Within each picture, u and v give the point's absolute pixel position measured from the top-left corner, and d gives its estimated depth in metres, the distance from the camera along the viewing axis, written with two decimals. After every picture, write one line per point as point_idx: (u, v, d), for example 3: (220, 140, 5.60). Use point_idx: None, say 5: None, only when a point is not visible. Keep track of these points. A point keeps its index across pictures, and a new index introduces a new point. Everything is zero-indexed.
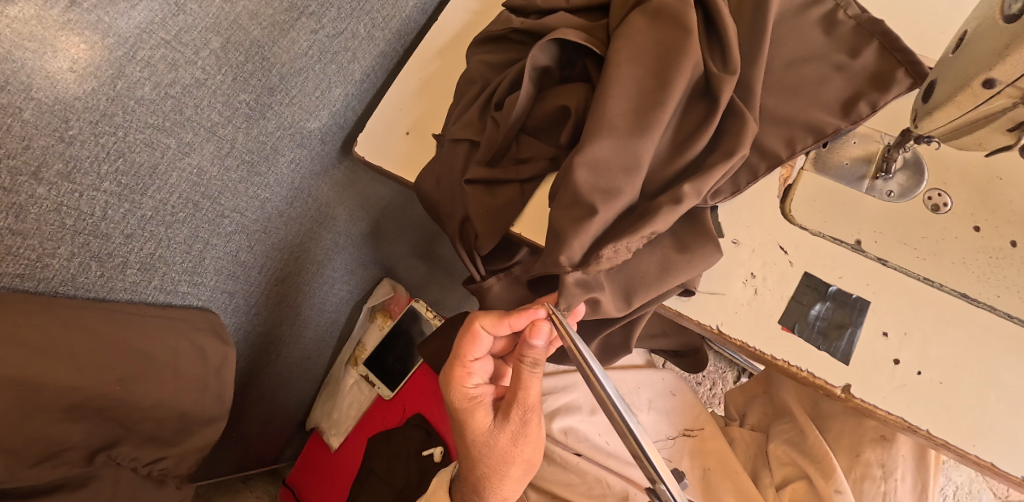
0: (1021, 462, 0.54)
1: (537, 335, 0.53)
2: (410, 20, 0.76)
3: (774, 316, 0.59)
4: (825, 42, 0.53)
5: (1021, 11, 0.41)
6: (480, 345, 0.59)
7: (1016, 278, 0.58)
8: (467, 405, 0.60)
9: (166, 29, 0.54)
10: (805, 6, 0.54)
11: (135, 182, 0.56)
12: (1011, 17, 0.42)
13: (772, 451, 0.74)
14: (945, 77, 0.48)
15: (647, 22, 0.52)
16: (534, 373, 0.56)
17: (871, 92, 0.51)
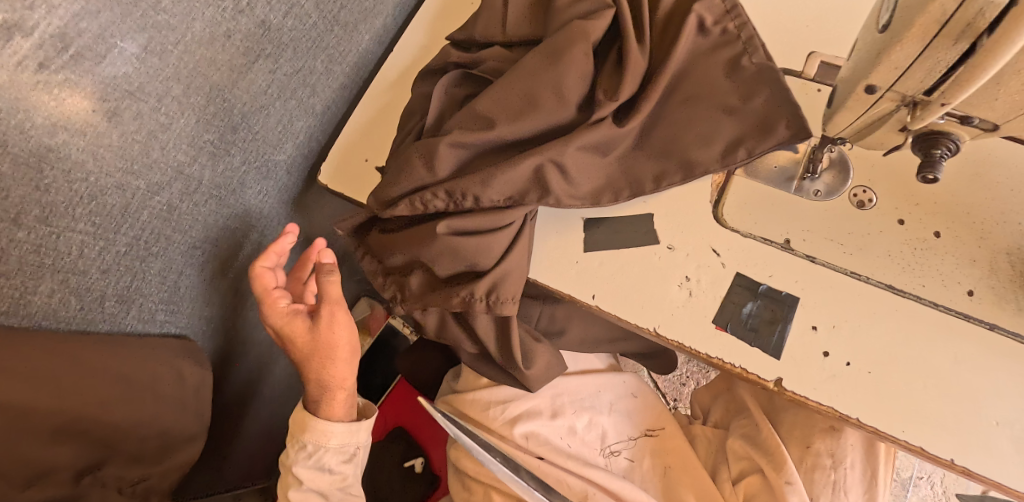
0: (948, 443, 0.56)
1: None
2: (367, 53, 0.82)
3: (707, 316, 0.62)
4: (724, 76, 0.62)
5: (888, 22, 0.43)
6: None
7: (941, 268, 0.61)
8: None
9: (130, 81, 0.58)
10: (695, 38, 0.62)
11: (108, 221, 0.61)
12: (882, 27, 0.44)
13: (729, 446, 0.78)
14: (846, 80, 0.50)
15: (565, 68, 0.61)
16: None
17: (752, 131, 0.60)
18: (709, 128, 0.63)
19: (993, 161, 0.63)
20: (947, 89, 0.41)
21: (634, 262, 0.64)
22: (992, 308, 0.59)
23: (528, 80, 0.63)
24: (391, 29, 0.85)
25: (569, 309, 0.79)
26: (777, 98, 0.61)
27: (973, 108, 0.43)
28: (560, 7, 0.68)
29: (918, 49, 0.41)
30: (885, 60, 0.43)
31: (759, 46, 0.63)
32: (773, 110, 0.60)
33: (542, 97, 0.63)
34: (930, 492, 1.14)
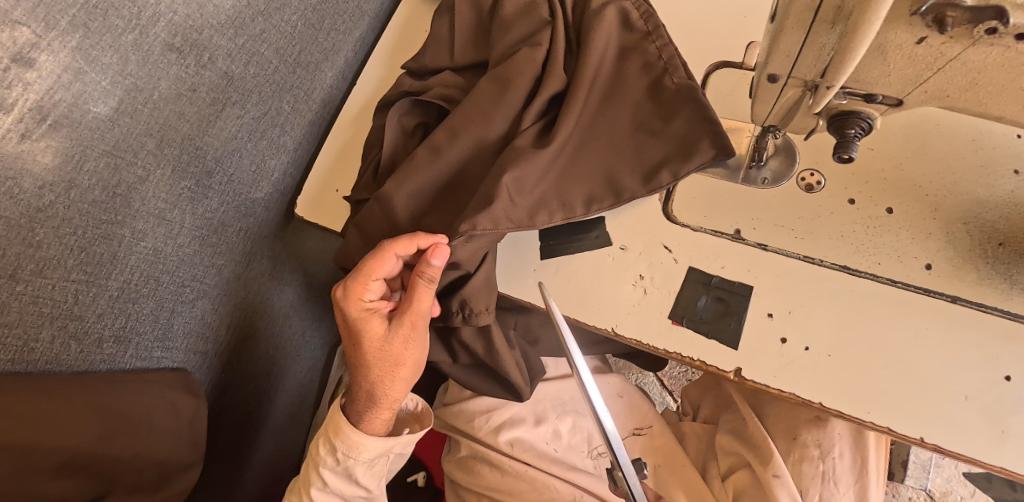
0: (920, 422, 0.54)
1: (436, 254, 0.58)
2: (332, 89, 0.88)
3: (662, 312, 0.62)
4: (651, 106, 0.65)
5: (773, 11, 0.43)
6: (385, 266, 0.60)
7: (894, 243, 0.60)
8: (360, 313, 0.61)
9: (106, 141, 0.64)
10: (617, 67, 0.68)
11: (99, 269, 0.66)
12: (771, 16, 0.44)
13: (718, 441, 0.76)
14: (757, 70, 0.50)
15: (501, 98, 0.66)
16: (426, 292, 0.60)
17: (675, 160, 0.62)
18: (645, 130, 0.65)
19: (927, 134, 0.63)
20: (837, 72, 0.41)
21: (586, 265, 0.66)
22: (950, 279, 0.58)
23: (479, 115, 0.66)
24: (352, 65, 0.91)
25: (542, 317, 0.81)
26: (695, 118, 0.62)
27: (871, 86, 0.43)
28: (498, 31, 0.72)
29: (801, 35, 0.41)
30: (777, 49, 0.43)
31: (679, 65, 0.65)
32: (694, 131, 0.62)
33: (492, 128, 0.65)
34: (955, 472, 1.15)
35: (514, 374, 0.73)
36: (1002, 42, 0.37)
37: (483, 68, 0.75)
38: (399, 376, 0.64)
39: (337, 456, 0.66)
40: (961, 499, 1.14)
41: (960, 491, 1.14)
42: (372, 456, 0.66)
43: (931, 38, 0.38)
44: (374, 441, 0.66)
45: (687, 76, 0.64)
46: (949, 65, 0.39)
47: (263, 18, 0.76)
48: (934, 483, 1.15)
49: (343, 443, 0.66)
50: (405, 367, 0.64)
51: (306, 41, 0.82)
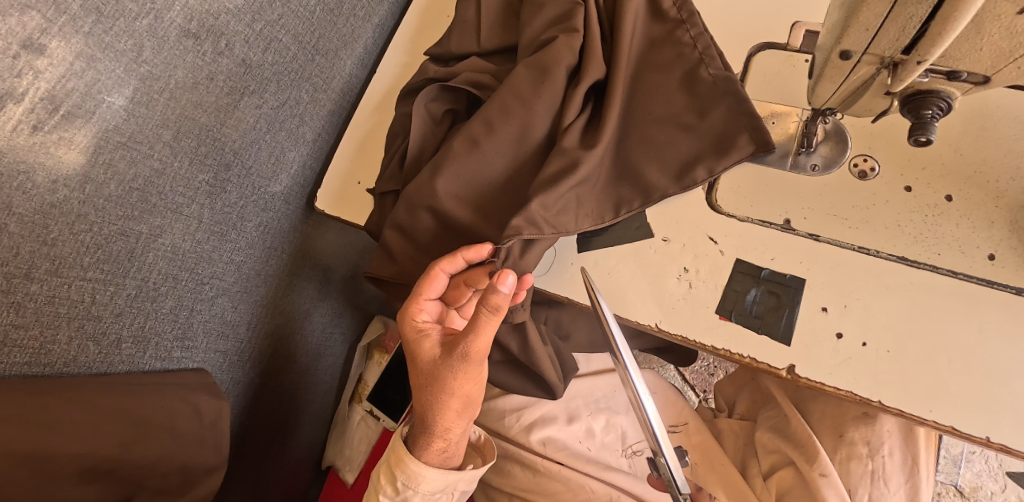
0: (988, 421, 0.51)
1: (503, 282, 0.52)
2: (351, 77, 0.85)
3: (709, 307, 0.59)
4: (687, 96, 0.62)
5: None
6: (436, 286, 0.60)
7: (955, 233, 0.57)
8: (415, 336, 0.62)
9: (121, 132, 0.61)
10: (652, 56, 0.65)
11: (116, 267, 0.63)
12: None
13: (758, 439, 0.74)
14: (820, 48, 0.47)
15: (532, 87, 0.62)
16: (489, 322, 0.55)
17: (709, 157, 0.59)
18: (679, 123, 0.61)
19: (987, 116, 0.60)
20: (926, 45, 0.38)
21: (627, 258, 0.63)
22: (1016, 271, 0.55)
23: (517, 105, 0.62)
24: (372, 52, 0.87)
25: (572, 312, 0.78)
26: (734, 111, 0.59)
27: (958, 61, 0.40)
28: (531, 13, 0.69)
29: (886, 5, 0.37)
30: (854, 23, 0.40)
31: (715, 55, 0.62)
32: (733, 125, 0.59)
33: (530, 121, 0.62)
34: (985, 467, 1.12)
35: (549, 372, 0.71)
36: None
37: (512, 52, 0.72)
38: (450, 406, 0.61)
39: (397, 486, 0.65)
40: (992, 494, 1.11)
41: (991, 486, 1.11)
42: (436, 486, 0.65)
43: None
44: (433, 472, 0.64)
45: (724, 67, 0.60)
46: None
47: (281, 2, 0.72)
48: (964, 478, 1.13)
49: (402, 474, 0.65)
50: (455, 397, 0.60)
51: (324, 27, 0.79)
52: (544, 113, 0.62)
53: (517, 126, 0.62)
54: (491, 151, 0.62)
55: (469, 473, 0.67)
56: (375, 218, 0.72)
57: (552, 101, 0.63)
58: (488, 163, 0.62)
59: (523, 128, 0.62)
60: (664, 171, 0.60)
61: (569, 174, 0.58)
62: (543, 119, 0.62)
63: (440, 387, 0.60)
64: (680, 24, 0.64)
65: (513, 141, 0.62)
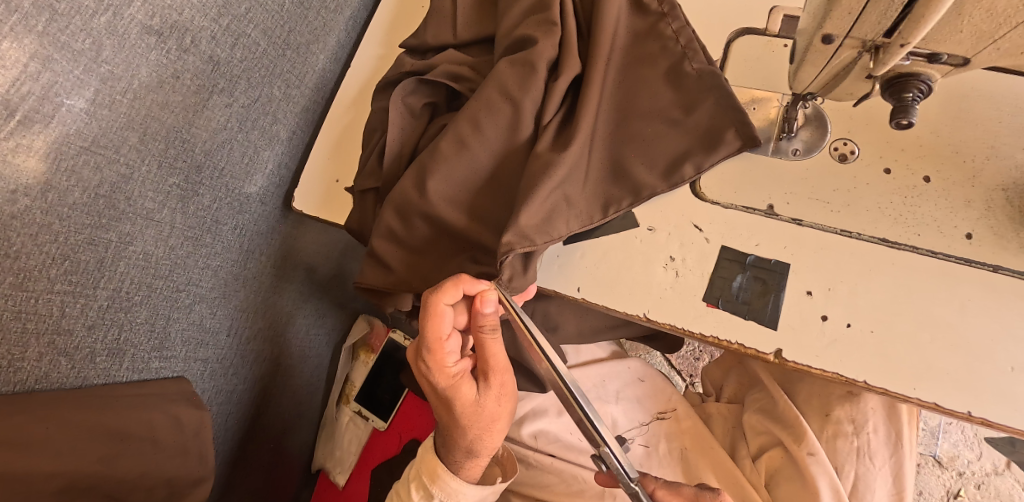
0: (969, 395, 0.53)
1: (487, 304, 0.57)
2: (324, 72, 0.82)
3: (697, 294, 0.59)
4: (671, 88, 0.62)
5: None
6: (445, 323, 0.57)
7: (934, 213, 0.58)
8: (451, 382, 0.59)
9: (83, 137, 0.58)
10: (633, 50, 0.65)
11: (85, 278, 0.60)
12: None
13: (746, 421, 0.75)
14: (801, 32, 0.47)
15: (518, 79, 0.61)
16: (495, 339, 0.59)
17: (696, 154, 0.60)
18: (666, 117, 0.61)
19: (962, 98, 0.61)
20: (908, 29, 0.38)
21: (613, 249, 0.63)
22: (993, 249, 0.56)
23: (503, 101, 0.61)
24: (346, 46, 0.85)
25: (560, 303, 0.77)
26: (721, 106, 0.60)
27: (939, 44, 0.40)
28: (508, 3, 0.68)
29: None
30: (838, 6, 0.39)
31: (698, 49, 0.62)
32: (719, 121, 0.59)
33: (513, 114, 0.61)
34: (961, 437, 1.16)
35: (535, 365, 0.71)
36: None
37: (490, 44, 0.71)
38: (497, 430, 0.61)
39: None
40: (968, 462, 1.15)
41: (967, 454, 1.16)
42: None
43: None
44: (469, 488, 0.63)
45: (707, 62, 0.61)
46: None
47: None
48: (942, 449, 1.17)
49: (440, 492, 0.62)
50: (502, 420, 0.61)
51: (295, 21, 0.76)
52: (532, 110, 0.61)
53: (501, 120, 0.61)
54: (481, 150, 0.61)
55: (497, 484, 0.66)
56: (356, 217, 0.70)
57: (538, 95, 0.62)
58: (478, 162, 0.61)
59: (508, 122, 0.61)
60: (651, 167, 0.61)
61: (554, 167, 0.57)
62: (527, 114, 0.61)
63: (486, 417, 0.60)
64: (662, 17, 0.64)
65: (500, 137, 0.62)
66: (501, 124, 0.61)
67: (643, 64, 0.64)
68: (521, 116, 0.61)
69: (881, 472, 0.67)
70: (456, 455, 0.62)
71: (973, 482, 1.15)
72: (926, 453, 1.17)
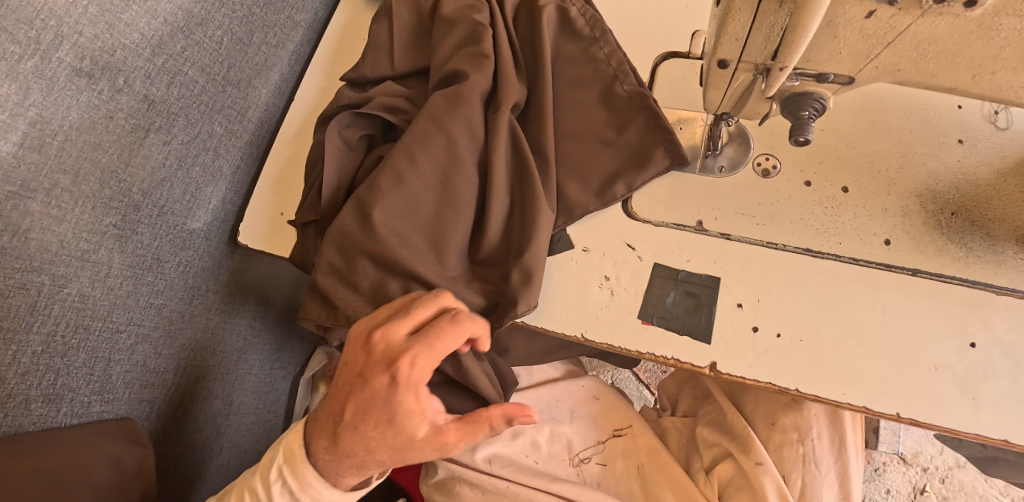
0: (895, 396, 0.54)
1: None
2: (268, 105, 0.83)
3: (632, 312, 0.60)
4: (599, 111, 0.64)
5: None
6: None
7: (853, 221, 0.60)
8: None
9: (12, 181, 0.57)
10: (562, 77, 0.67)
11: (15, 324, 0.59)
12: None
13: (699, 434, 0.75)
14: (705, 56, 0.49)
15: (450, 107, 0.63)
16: None
17: (628, 174, 0.62)
18: (599, 139, 0.64)
19: (873, 111, 0.64)
20: (789, 52, 0.40)
21: (549, 271, 0.63)
22: (910, 254, 0.58)
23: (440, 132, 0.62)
24: (290, 80, 0.86)
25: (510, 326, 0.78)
26: (649, 127, 0.62)
27: (824, 64, 0.42)
28: (440, 35, 0.69)
29: (750, 15, 0.39)
30: (725, 34, 0.42)
31: (628, 72, 0.65)
32: (647, 140, 0.62)
33: (448, 147, 0.62)
34: (923, 433, 1.18)
35: (486, 389, 0.71)
36: (951, 10, 0.36)
37: (425, 75, 0.72)
38: None
39: None
40: (931, 457, 1.17)
41: (930, 450, 1.18)
42: None
43: (880, 12, 0.37)
44: None
45: (636, 83, 0.63)
46: (899, 37, 0.39)
47: (185, 34, 0.70)
48: (905, 446, 1.18)
49: None
50: None
51: (235, 57, 0.77)
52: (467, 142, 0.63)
53: (435, 150, 0.62)
54: (417, 182, 0.61)
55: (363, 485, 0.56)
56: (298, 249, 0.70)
57: (470, 127, 0.63)
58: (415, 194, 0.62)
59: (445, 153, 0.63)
60: (584, 188, 0.63)
61: None
62: (461, 146, 0.63)
63: None
64: (594, 41, 0.67)
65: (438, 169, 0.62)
66: (436, 156, 0.62)
67: (573, 90, 0.66)
68: (458, 147, 0.62)
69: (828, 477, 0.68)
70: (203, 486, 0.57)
71: (937, 477, 1.16)
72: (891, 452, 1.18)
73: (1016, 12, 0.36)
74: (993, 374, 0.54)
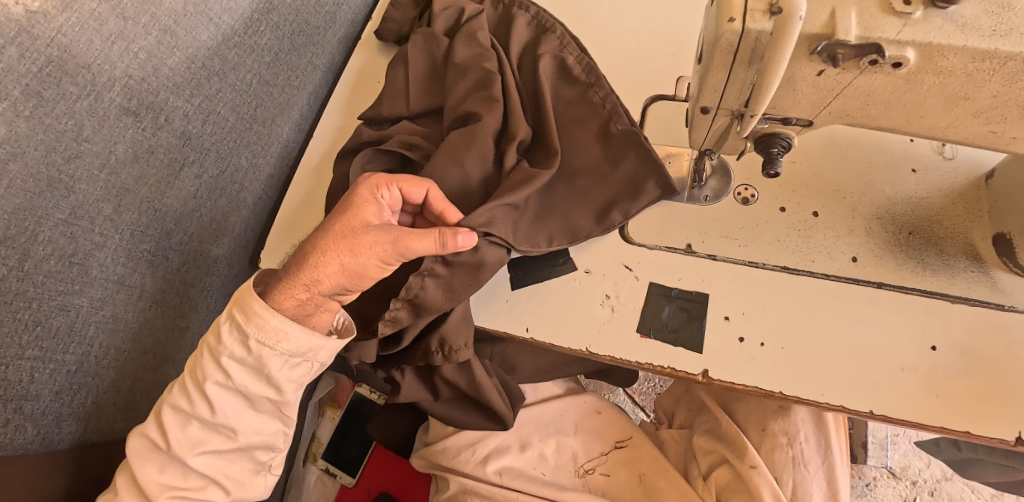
0: (866, 395, 0.61)
1: None
2: (289, 141, 0.89)
3: (631, 326, 0.67)
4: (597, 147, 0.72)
5: (699, 53, 0.50)
6: None
7: (823, 242, 0.68)
8: None
9: (62, 209, 0.62)
10: (563, 116, 0.75)
11: (55, 343, 0.63)
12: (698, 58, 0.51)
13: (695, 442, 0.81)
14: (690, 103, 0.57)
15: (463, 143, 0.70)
16: None
17: (623, 202, 0.69)
18: (594, 173, 0.71)
19: (837, 146, 0.73)
20: (758, 102, 0.49)
21: (556, 291, 0.70)
22: (876, 269, 0.66)
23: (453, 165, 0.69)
24: (308, 118, 0.93)
25: (516, 346, 0.86)
26: (641, 159, 0.70)
27: (790, 109, 0.51)
28: (452, 79, 0.77)
29: (726, 72, 0.48)
30: (706, 86, 0.50)
31: (622, 112, 0.72)
32: (640, 172, 0.69)
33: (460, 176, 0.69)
34: (910, 447, 1.25)
35: (497, 404, 0.76)
36: (882, 70, 0.44)
37: (438, 115, 0.80)
38: None
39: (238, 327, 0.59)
40: (919, 470, 1.24)
41: (918, 463, 1.24)
42: (283, 344, 0.59)
43: (828, 71, 0.45)
44: (285, 323, 0.58)
45: (629, 123, 0.71)
46: (845, 90, 0.47)
47: (217, 77, 0.77)
48: (894, 460, 1.25)
49: (257, 329, 0.58)
50: None
51: (261, 97, 0.83)
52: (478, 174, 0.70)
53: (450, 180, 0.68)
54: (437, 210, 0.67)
55: (333, 341, 0.62)
56: None
57: (481, 161, 0.70)
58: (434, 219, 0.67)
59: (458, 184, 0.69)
60: (585, 215, 0.70)
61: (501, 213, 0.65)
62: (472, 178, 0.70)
63: None
64: (590, 86, 0.75)
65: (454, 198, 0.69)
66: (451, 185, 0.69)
67: (573, 127, 0.74)
68: (471, 178, 0.70)
69: (815, 477, 0.74)
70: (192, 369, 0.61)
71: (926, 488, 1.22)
72: (880, 466, 1.24)
73: (937, 69, 0.43)
74: (954, 373, 0.61)
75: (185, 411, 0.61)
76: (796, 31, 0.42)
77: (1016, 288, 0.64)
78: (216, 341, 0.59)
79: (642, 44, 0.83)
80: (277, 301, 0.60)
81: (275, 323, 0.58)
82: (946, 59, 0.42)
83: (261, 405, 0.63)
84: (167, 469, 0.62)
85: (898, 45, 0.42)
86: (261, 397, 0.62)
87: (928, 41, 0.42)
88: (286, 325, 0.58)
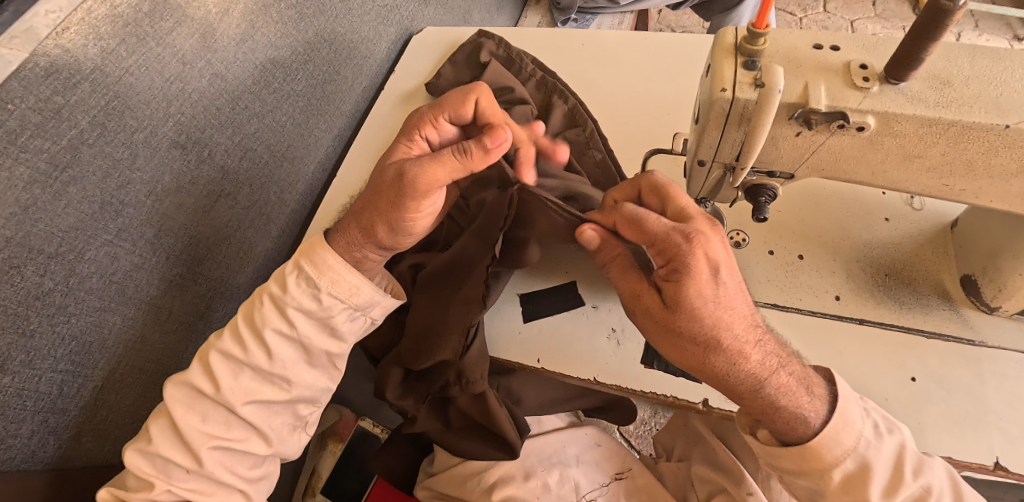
0: None
1: None
2: (312, 180, 0.96)
3: (635, 357, 0.72)
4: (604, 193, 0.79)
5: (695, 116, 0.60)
6: None
7: (809, 282, 0.75)
8: None
9: (110, 231, 0.66)
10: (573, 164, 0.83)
11: (86, 358, 0.66)
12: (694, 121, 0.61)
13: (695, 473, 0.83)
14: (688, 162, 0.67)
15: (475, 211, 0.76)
16: None
17: None
18: None
19: (817, 197, 0.81)
20: (747, 155, 0.57)
21: (565, 324, 0.75)
22: (856, 305, 0.73)
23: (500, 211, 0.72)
24: (331, 159, 1.00)
25: (522, 379, 0.89)
26: None
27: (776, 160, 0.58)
28: None
29: (719, 132, 0.57)
30: (704, 142, 0.59)
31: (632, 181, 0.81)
32: None
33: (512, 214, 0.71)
34: None
35: (509, 433, 0.79)
36: (848, 133, 0.54)
37: None
38: None
39: (302, 274, 0.63)
40: None
41: None
42: (352, 298, 0.65)
43: (805, 132, 0.55)
44: (358, 281, 0.65)
45: None
46: (820, 147, 0.56)
47: (256, 118, 0.83)
48: None
49: (327, 281, 0.63)
50: None
51: (292, 138, 0.90)
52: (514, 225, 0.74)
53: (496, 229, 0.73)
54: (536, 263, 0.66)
55: (388, 300, 0.68)
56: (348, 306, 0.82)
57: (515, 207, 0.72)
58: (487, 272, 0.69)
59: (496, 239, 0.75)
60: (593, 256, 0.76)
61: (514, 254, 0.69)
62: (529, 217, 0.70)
63: None
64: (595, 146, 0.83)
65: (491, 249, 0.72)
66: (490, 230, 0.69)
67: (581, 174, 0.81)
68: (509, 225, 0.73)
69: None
70: (254, 305, 0.65)
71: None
72: None
73: (893, 131, 0.53)
74: (932, 401, 0.66)
75: (236, 358, 0.64)
76: (776, 102, 0.52)
77: (982, 324, 0.70)
78: (282, 292, 0.63)
79: (641, 104, 0.93)
80: (343, 255, 0.65)
81: (340, 267, 0.64)
82: (900, 125, 0.52)
83: (317, 359, 0.67)
84: (209, 419, 0.63)
85: (860, 112, 0.52)
86: (321, 350, 0.66)
87: (886, 110, 0.52)
88: (360, 282, 0.65)
